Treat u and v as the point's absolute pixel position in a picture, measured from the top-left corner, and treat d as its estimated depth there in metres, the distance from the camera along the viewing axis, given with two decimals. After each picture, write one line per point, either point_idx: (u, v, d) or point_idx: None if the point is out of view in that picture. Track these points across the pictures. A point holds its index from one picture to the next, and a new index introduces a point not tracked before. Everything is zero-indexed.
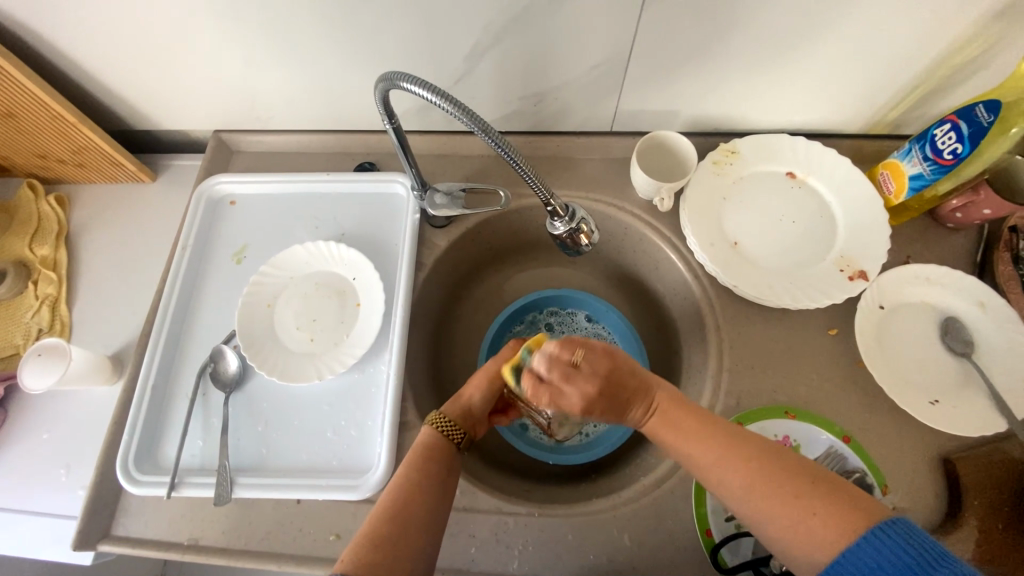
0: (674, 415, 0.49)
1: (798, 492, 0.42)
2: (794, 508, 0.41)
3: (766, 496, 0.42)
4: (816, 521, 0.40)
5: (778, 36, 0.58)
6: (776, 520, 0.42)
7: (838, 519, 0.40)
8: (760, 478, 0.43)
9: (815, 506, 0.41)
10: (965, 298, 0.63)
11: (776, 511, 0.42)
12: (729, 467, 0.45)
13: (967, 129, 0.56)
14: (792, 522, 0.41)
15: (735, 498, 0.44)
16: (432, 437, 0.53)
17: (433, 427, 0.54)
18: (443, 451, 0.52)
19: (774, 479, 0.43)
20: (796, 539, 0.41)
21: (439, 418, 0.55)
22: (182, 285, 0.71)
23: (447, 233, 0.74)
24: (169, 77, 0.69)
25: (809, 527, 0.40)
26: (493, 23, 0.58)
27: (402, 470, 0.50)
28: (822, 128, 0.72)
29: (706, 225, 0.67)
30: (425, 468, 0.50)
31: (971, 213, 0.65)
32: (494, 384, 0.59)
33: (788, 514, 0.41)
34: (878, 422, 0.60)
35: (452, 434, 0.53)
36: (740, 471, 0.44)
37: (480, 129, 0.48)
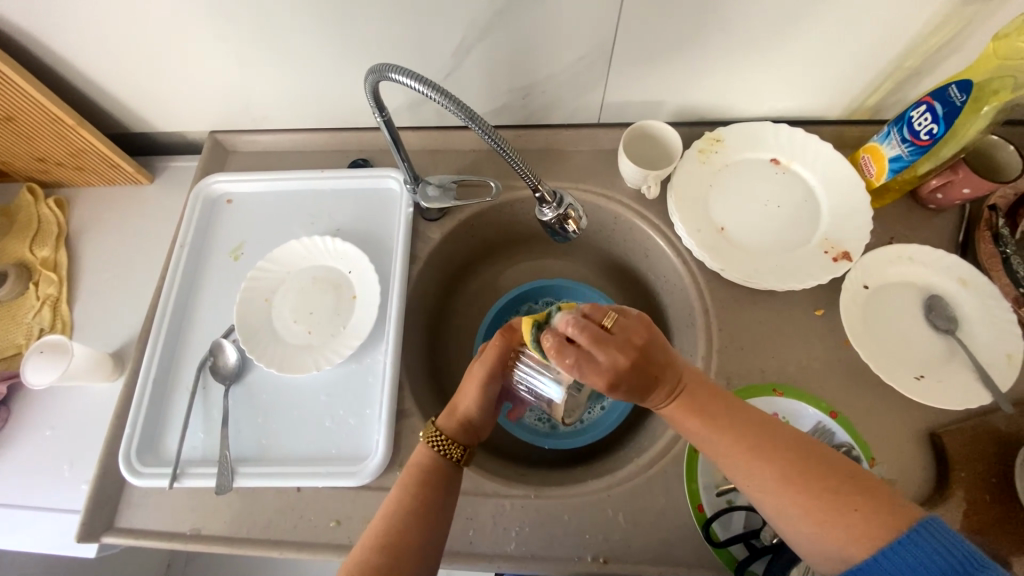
0: (698, 398, 0.47)
1: (841, 488, 0.42)
2: (835, 502, 0.41)
3: (807, 489, 0.42)
4: (853, 518, 0.41)
5: (756, 25, 0.60)
6: (812, 517, 0.42)
7: (875, 514, 0.41)
8: (799, 470, 0.43)
9: (857, 502, 0.41)
10: (947, 276, 0.65)
11: (814, 508, 0.42)
12: (763, 458, 0.44)
13: (942, 109, 0.58)
14: (832, 518, 0.41)
15: (768, 492, 0.44)
16: (429, 457, 0.53)
17: (428, 445, 0.54)
18: (433, 468, 0.52)
19: (814, 472, 0.43)
20: (832, 536, 0.41)
21: (433, 433, 0.54)
22: (182, 282, 0.72)
23: (441, 226, 0.75)
24: (164, 78, 0.71)
25: (847, 523, 0.41)
26: (478, 19, 0.59)
27: (394, 490, 0.51)
28: (804, 115, 0.74)
29: (693, 211, 0.69)
30: (418, 487, 0.51)
31: (950, 193, 0.66)
32: (484, 391, 0.55)
33: (826, 510, 0.41)
34: (867, 398, 0.62)
35: (446, 450, 0.53)
36: (779, 463, 0.43)
37: (467, 117, 0.49)
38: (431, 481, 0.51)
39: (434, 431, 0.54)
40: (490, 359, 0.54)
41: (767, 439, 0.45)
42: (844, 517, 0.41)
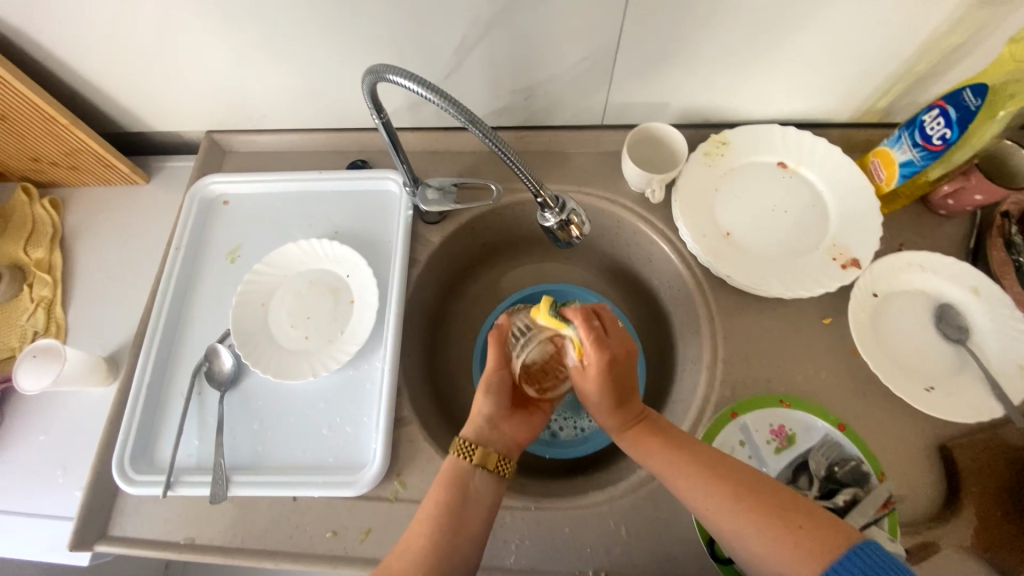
0: (651, 428, 0.53)
1: (784, 506, 0.44)
2: (782, 519, 0.43)
3: (750, 505, 0.45)
4: (803, 538, 0.42)
5: (764, 26, 0.58)
6: (765, 536, 0.43)
7: (820, 532, 0.42)
8: (743, 490, 0.46)
9: (802, 520, 0.43)
10: (959, 285, 0.63)
11: (764, 526, 0.43)
12: (713, 477, 0.47)
13: (955, 114, 0.56)
14: (779, 536, 0.43)
15: (722, 513, 0.46)
16: (455, 465, 0.52)
17: (456, 455, 0.52)
18: (466, 479, 0.51)
19: (754, 488, 0.46)
20: (780, 555, 0.42)
21: (461, 444, 0.53)
22: (177, 286, 0.71)
23: (441, 229, 0.74)
24: (159, 77, 0.70)
25: (795, 541, 0.42)
26: (480, 18, 0.58)
27: (431, 499, 0.50)
28: (812, 118, 0.72)
29: (698, 216, 0.67)
30: (442, 492, 0.50)
31: (962, 199, 0.64)
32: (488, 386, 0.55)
33: (773, 525, 0.43)
34: (876, 409, 0.60)
35: (474, 457, 0.51)
36: (727, 481, 0.47)
37: (467, 119, 0.48)
38: (455, 487, 0.51)
39: (462, 441, 0.53)
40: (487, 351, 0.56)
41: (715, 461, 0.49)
42: (791, 534, 0.42)
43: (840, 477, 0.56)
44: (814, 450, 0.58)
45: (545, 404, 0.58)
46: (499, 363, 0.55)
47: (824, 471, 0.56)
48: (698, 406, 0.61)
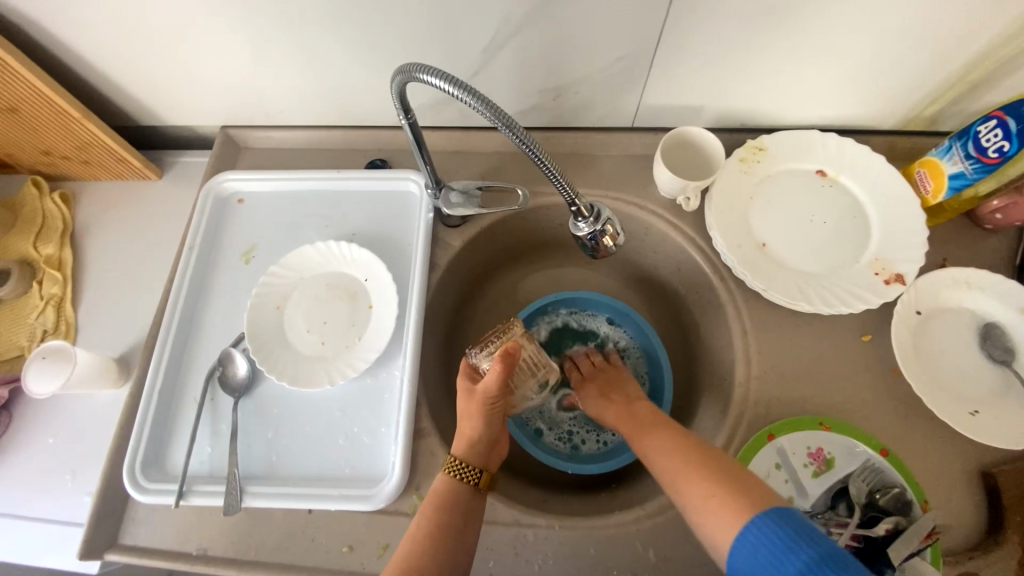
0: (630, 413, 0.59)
1: (711, 475, 0.47)
2: (705, 486, 0.46)
3: (682, 473, 0.48)
4: (715, 498, 0.45)
5: (813, 28, 0.55)
6: (688, 495, 0.47)
7: (737, 499, 0.44)
8: (681, 460, 0.49)
9: (719, 487, 0.45)
10: (1007, 303, 0.60)
11: (690, 492, 0.47)
12: (662, 450, 0.51)
13: (1015, 126, 0.53)
14: (699, 501, 0.46)
15: (665, 464, 0.50)
16: (449, 484, 0.52)
17: (449, 474, 0.52)
18: (456, 497, 0.51)
19: (689, 458, 0.49)
20: (702, 516, 0.45)
21: (454, 462, 0.53)
22: (190, 286, 0.69)
23: (462, 233, 0.72)
24: (175, 70, 0.67)
25: (715, 491, 0.45)
26: (512, 14, 0.55)
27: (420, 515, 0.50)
28: (853, 124, 0.69)
29: (733, 225, 0.64)
30: (438, 510, 0.50)
31: (1011, 214, 0.62)
32: (491, 413, 0.54)
33: (697, 492, 0.46)
34: (918, 432, 0.58)
35: (471, 477, 0.52)
36: (677, 442, 0.51)
37: (503, 123, 0.45)
38: (452, 504, 0.50)
39: (456, 461, 0.52)
40: (494, 383, 0.52)
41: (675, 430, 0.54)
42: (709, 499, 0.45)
43: (882, 504, 0.53)
44: (854, 477, 0.55)
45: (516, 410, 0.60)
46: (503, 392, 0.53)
47: (864, 498, 0.54)
48: (730, 424, 0.59)
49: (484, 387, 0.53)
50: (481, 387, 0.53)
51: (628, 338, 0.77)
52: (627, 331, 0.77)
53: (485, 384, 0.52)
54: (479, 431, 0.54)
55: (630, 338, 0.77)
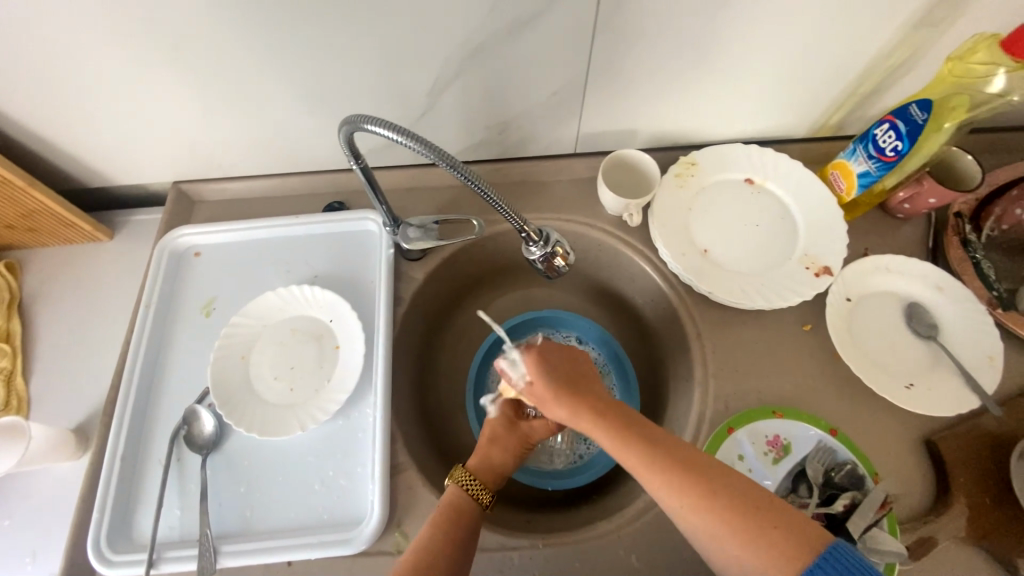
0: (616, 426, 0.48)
1: (755, 506, 0.42)
2: (751, 522, 0.41)
3: (720, 507, 0.42)
4: (773, 535, 0.40)
5: (721, 56, 0.61)
6: (727, 530, 0.41)
7: (793, 535, 0.40)
8: (712, 490, 0.43)
9: (772, 519, 0.41)
10: (924, 283, 0.67)
11: (734, 527, 0.41)
12: (681, 478, 0.44)
13: (904, 127, 0.59)
14: (750, 540, 0.40)
15: (692, 510, 0.43)
16: (459, 496, 0.53)
17: (458, 485, 0.54)
18: (467, 513, 0.52)
19: (724, 486, 0.43)
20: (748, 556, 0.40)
21: (464, 476, 0.55)
22: (149, 346, 0.68)
23: (424, 265, 0.74)
24: (123, 131, 0.68)
25: (759, 531, 0.40)
26: (450, 60, 0.59)
27: (432, 531, 0.50)
28: (772, 135, 0.76)
29: (676, 235, 0.69)
30: (447, 520, 0.51)
31: (918, 203, 0.68)
32: (525, 455, 0.62)
33: (741, 529, 0.41)
34: (863, 411, 0.62)
35: (479, 496, 0.54)
36: (701, 471, 0.44)
37: (447, 163, 0.48)
38: (462, 517, 0.52)
39: (466, 474, 0.55)
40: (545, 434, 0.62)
41: (688, 459, 0.45)
42: (764, 535, 0.40)
43: (838, 481, 0.57)
44: (810, 458, 0.58)
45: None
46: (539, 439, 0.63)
47: (822, 478, 0.57)
48: (694, 424, 0.62)
49: (536, 431, 0.61)
50: (534, 428, 0.61)
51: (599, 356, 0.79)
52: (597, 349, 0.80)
53: (535, 428, 0.61)
54: (509, 464, 0.59)
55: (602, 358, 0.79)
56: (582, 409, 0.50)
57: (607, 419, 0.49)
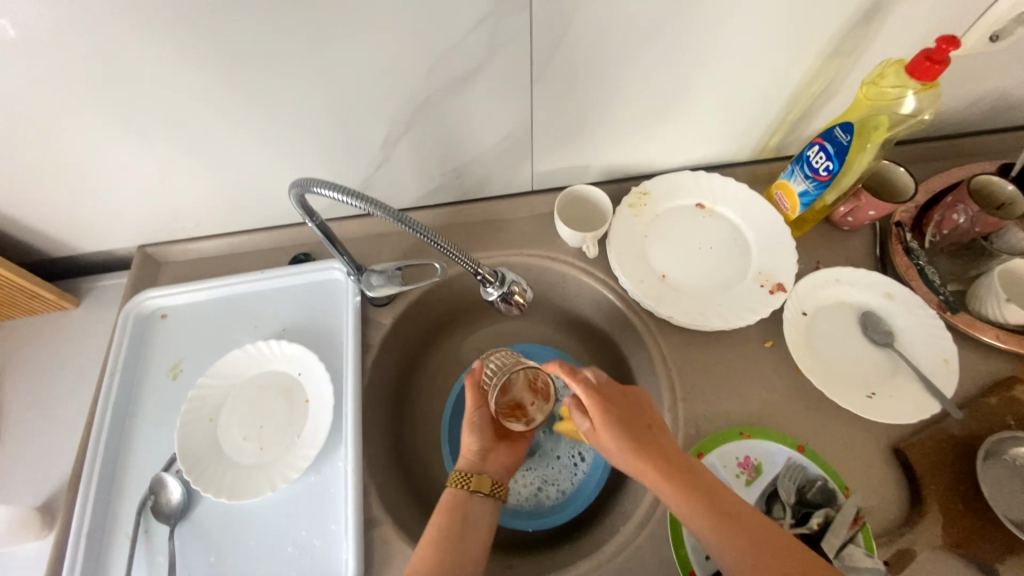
0: (676, 476, 0.51)
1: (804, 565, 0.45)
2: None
3: (774, 563, 0.46)
4: None
5: (657, 93, 0.65)
6: None
7: None
8: (767, 545, 0.47)
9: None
10: (875, 291, 0.69)
11: None
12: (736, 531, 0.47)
13: (832, 148, 0.62)
14: None
15: (743, 561, 0.46)
16: (453, 492, 0.59)
17: (452, 482, 0.60)
18: (458, 505, 0.58)
19: (775, 543, 0.47)
20: None
21: (457, 473, 0.61)
22: (114, 415, 0.67)
23: (391, 310, 0.74)
24: (84, 202, 0.69)
25: None
26: (398, 116, 0.62)
27: (432, 521, 0.57)
28: (718, 161, 0.79)
29: (634, 263, 0.71)
30: (448, 513, 0.57)
31: (860, 216, 0.71)
32: (474, 422, 0.64)
33: None
34: (830, 423, 0.63)
35: (463, 483, 0.59)
36: (754, 526, 0.48)
37: (396, 219, 0.50)
38: (463, 510, 0.58)
39: (459, 472, 0.61)
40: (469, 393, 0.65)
41: (736, 513, 0.49)
42: None
43: (811, 499, 0.57)
44: (781, 478, 0.59)
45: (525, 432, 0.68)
46: (481, 403, 0.64)
47: (795, 497, 0.58)
48: None
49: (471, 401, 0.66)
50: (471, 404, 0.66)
51: None
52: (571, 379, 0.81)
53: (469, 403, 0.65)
54: (468, 441, 0.63)
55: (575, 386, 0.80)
56: (638, 452, 0.52)
57: (669, 468, 0.51)
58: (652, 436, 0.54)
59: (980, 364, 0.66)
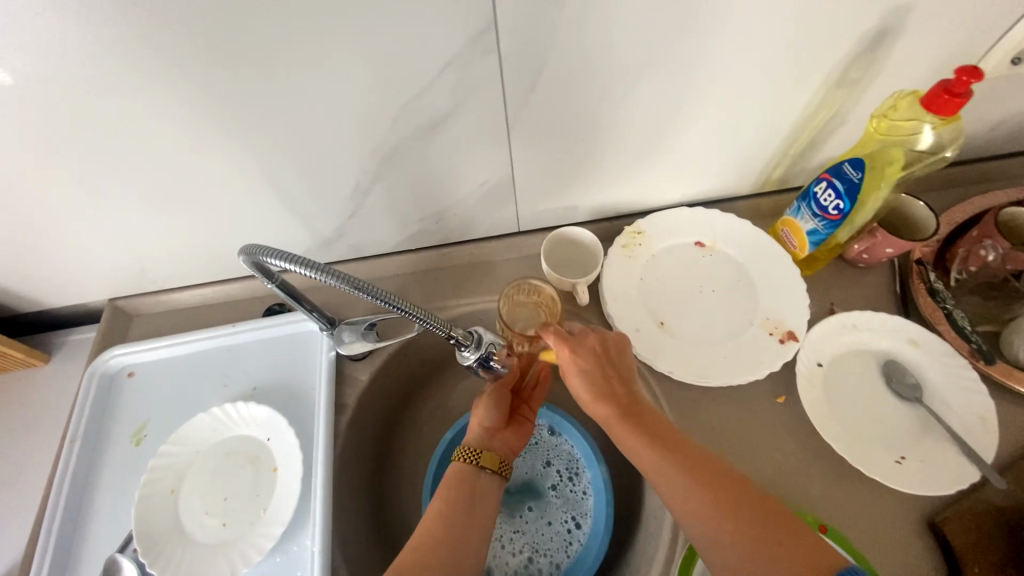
0: (627, 419, 0.52)
1: (760, 518, 0.43)
2: (756, 533, 0.42)
3: (722, 508, 0.44)
4: (779, 552, 0.41)
5: (645, 130, 0.60)
6: (724, 531, 0.44)
7: (804, 557, 0.40)
8: (718, 490, 0.45)
9: (780, 536, 0.42)
10: (896, 338, 0.63)
11: (731, 530, 0.43)
12: (682, 472, 0.47)
13: (842, 186, 0.57)
14: (747, 545, 0.42)
15: (686, 500, 0.46)
16: (459, 467, 0.58)
17: (458, 458, 0.59)
18: (466, 478, 0.57)
19: (731, 489, 0.46)
20: (740, 558, 0.42)
21: (464, 450, 0.60)
22: (72, 486, 0.63)
23: (369, 364, 0.70)
24: (44, 261, 0.65)
25: (759, 538, 0.42)
26: (368, 165, 0.58)
27: (438, 495, 0.55)
28: (718, 195, 0.74)
29: (630, 310, 0.66)
30: (455, 488, 0.55)
31: (876, 253, 0.65)
32: (489, 399, 0.64)
33: (742, 533, 0.43)
34: (851, 491, 0.57)
35: (471, 458, 0.58)
36: (706, 468, 0.47)
37: (352, 285, 0.45)
38: (470, 487, 0.56)
39: (465, 447, 0.60)
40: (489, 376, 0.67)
41: (690, 456, 0.48)
42: (769, 549, 0.42)
43: None
44: None
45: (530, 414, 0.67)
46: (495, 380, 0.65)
47: None
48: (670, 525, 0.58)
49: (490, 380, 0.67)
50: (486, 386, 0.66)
51: (574, 450, 0.70)
52: (569, 440, 0.71)
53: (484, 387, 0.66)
54: (480, 416, 0.63)
55: (573, 448, 0.71)
56: (596, 395, 0.54)
57: (623, 409, 0.53)
58: (615, 387, 0.54)
59: (1020, 419, 0.59)
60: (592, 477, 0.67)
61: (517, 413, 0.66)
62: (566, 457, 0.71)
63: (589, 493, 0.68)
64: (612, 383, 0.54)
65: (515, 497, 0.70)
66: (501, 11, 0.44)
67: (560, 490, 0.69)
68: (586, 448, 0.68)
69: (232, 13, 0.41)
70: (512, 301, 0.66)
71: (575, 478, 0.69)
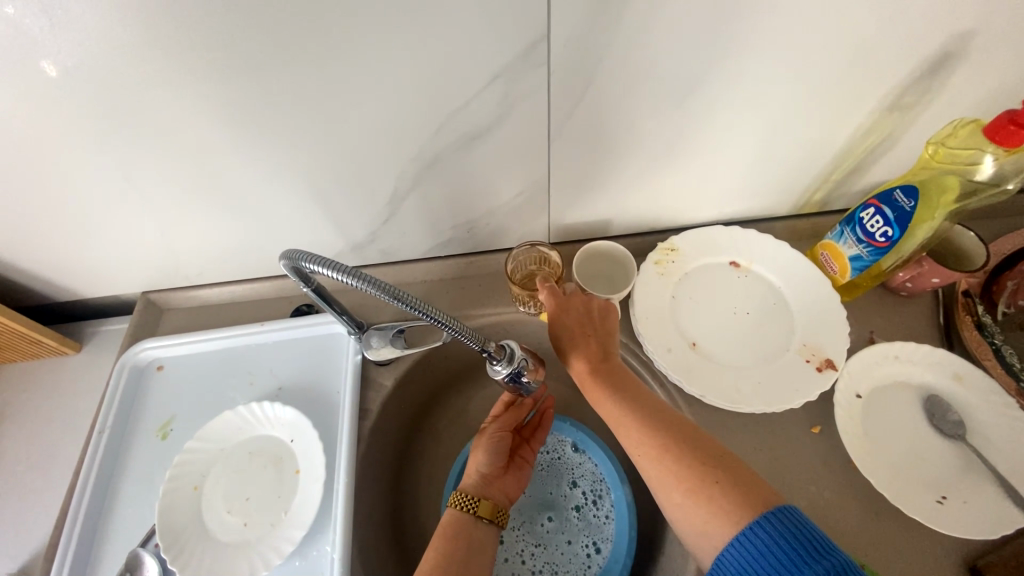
0: (595, 374, 0.56)
1: (704, 461, 0.47)
2: (699, 476, 0.47)
3: (669, 453, 0.49)
4: (715, 491, 0.45)
5: (687, 147, 0.59)
6: (669, 473, 0.48)
7: (740, 498, 0.44)
8: (667, 437, 0.50)
9: (720, 477, 0.46)
10: (941, 372, 0.60)
11: (676, 472, 0.48)
12: (637, 421, 0.52)
13: (892, 213, 0.55)
14: (690, 486, 0.47)
15: (640, 445, 0.51)
16: (455, 516, 0.56)
17: (455, 506, 0.57)
18: (463, 527, 0.55)
19: (681, 437, 0.50)
20: (684, 498, 0.47)
21: (460, 496, 0.57)
22: (99, 477, 0.63)
23: (394, 370, 0.69)
24: (84, 253, 0.67)
25: (701, 478, 0.46)
26: (407, 172, 0.58)
27: (433, 547, 0.53)
28: (755, 216, 0.72)
29: (661, 329, 0.64)
30: (450, 541, 0.53)
31: (921, 283, 0.64)
32: (488, 445, 0.62)
33: (686, 475, 0.47)
34: (889, 529, 0.55)
35: (468, 506, 0.56)
36: (659, 418, 0.52)
37: (392, 296, 0.43)
38: (466, 538, 0.54)
39: (462, 494, 0.58)
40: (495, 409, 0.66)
41: (646, 407, 0.53)
42: (708, 490, 0.46)
43: None
44: None
45: (530, 455, 0.65)
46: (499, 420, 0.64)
47: None
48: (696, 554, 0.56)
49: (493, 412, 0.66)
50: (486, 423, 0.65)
51: (597, 470, 0.69)
52: (593, 459, 0.70)
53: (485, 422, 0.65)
54: (478, 463, 0.61)
55: (597, 468, 0.70)
56: (571, 350, 0.58)
57: (593, 365, 0.57)
58: (591, 345, 0.58)
59: None
60: (615, 498, 0.67)
61: (516, 454, 0.65)
62: (590, 478, 0.69)
63: (612, 518, 0.66)
64: (587, 339, 0.58)
65: (535, 513, 0.69)
66: (555, 25, 0.43)
67: (581, 512, 0.68)
68: (611, 470, 0.68)
69: (288, 19, 0.41)
70: (522, 264, 0.69)
71: (598, 500, 0.68)
